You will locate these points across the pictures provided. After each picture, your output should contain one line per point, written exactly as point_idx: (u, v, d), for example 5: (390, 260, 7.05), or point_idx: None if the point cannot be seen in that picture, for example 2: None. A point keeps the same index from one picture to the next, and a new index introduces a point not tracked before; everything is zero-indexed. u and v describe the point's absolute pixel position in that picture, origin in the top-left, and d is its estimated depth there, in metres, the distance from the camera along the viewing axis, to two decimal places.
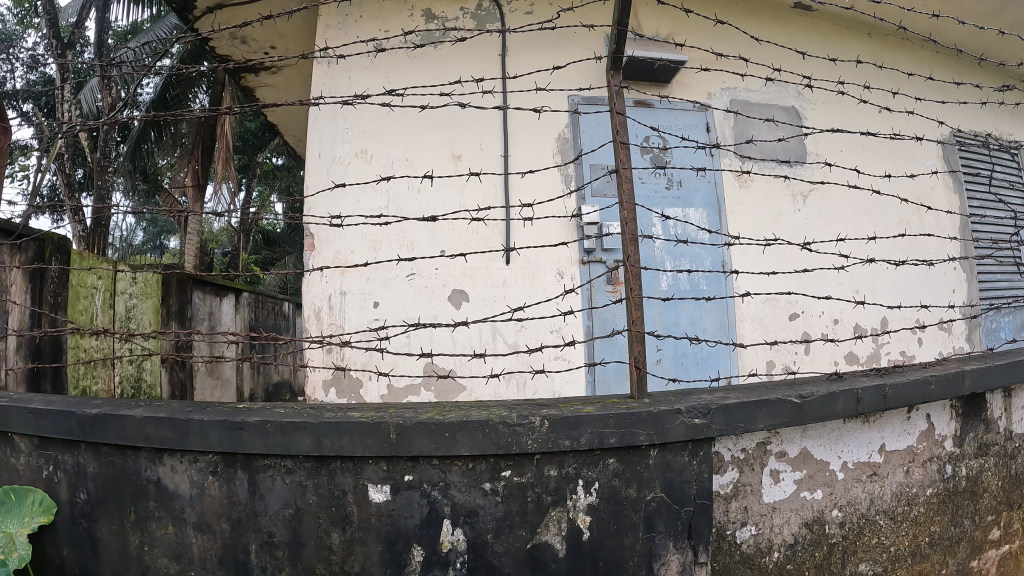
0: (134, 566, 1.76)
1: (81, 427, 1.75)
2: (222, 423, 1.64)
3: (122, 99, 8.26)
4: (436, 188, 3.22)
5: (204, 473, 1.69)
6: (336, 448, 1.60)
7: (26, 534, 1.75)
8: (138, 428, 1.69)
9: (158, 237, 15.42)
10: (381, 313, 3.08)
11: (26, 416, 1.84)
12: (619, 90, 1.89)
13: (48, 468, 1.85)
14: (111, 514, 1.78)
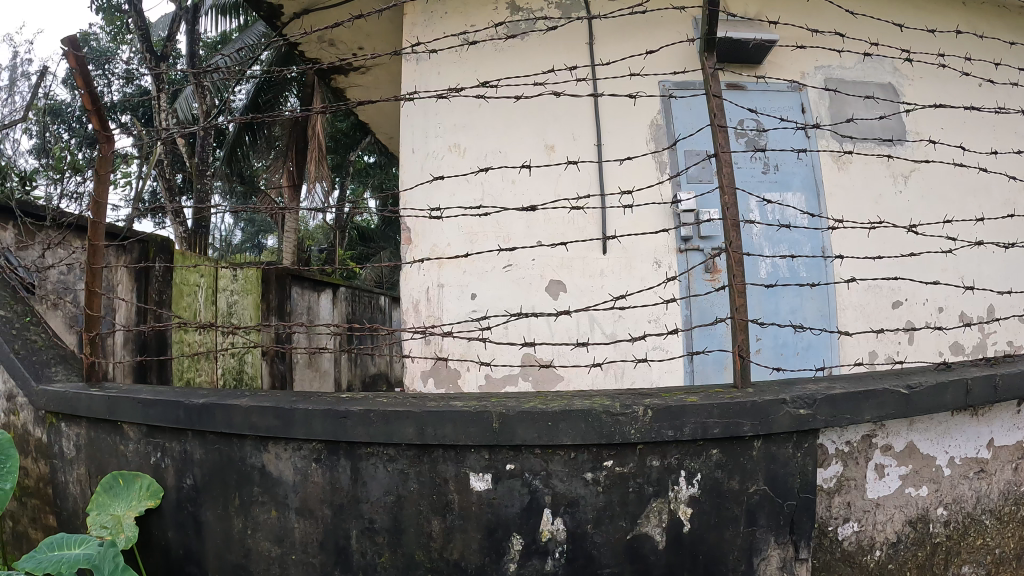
0: (238, 549, 1.80)
1: (189, 416, 1.80)
2: (326, 412, 1.66)
3: (217, 106, 8.52)
4: (531, 178, 3.21)
5: (308, 460, 1.71)
6: (439, 436, 1.60)
7: (134, 516, 1.84)
8: (245, 416, 1.73)
9: (256, 236, 15.82)
10: (480, 304, 3.09)
11: (136, 405, 1.90)
12: (715, 72, 1.86)
13: (155, 454, 1.91)
14: (216, 499, 1.82)
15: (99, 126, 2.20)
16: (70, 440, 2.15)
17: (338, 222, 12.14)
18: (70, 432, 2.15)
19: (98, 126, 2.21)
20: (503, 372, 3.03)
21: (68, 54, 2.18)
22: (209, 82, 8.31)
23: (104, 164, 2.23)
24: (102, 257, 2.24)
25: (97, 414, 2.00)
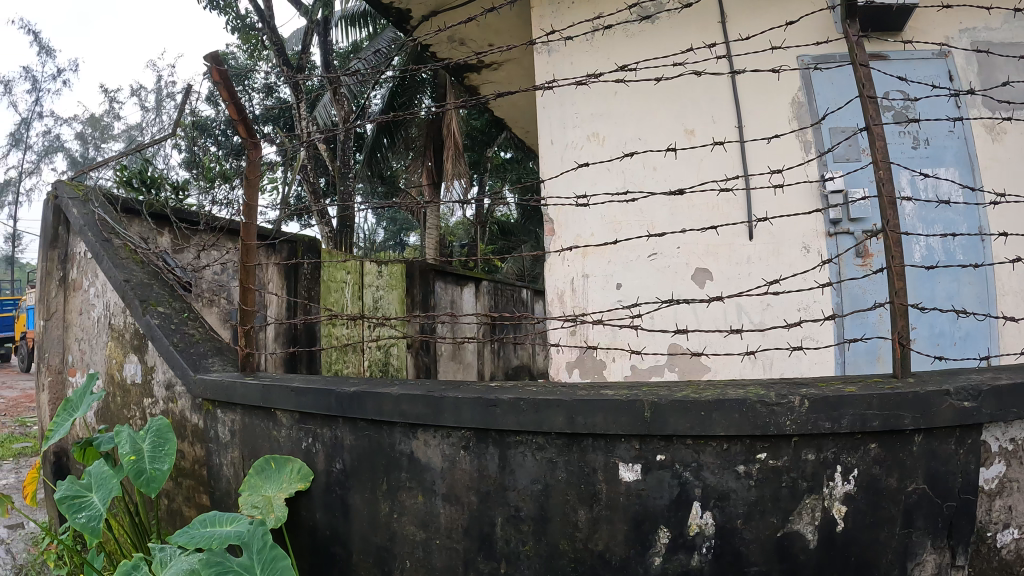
0: (383, 531, 1.82)
1: (340, 403, 1.84)
2: (476, 400, 1.66)
3: (354, 111, 8.76)
4: (672, 163, 3.14)
5: (456, 448, 1.71)
6: (590, 425, 1.58)
7: (284, 498, 1.89)
8: (394, 404, 1.75)
9: (399, 234, 16.18)
10: (625, 294, 3.05)
11: (289, 393, 1.95)
12: (858, 41, 1.82)
13: (305, 440, 1.96)
14: (363, 482, 1.84)
15: (247, 132, 2.33)
16: (227, 425, 2.23)
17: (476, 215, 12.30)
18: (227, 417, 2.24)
19: (246, 134, 2.33)
20: (649, 362, 2.97)
21: (211, 68, 2.38)
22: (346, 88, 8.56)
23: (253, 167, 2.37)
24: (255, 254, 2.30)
25: (252, 401, 2.07)
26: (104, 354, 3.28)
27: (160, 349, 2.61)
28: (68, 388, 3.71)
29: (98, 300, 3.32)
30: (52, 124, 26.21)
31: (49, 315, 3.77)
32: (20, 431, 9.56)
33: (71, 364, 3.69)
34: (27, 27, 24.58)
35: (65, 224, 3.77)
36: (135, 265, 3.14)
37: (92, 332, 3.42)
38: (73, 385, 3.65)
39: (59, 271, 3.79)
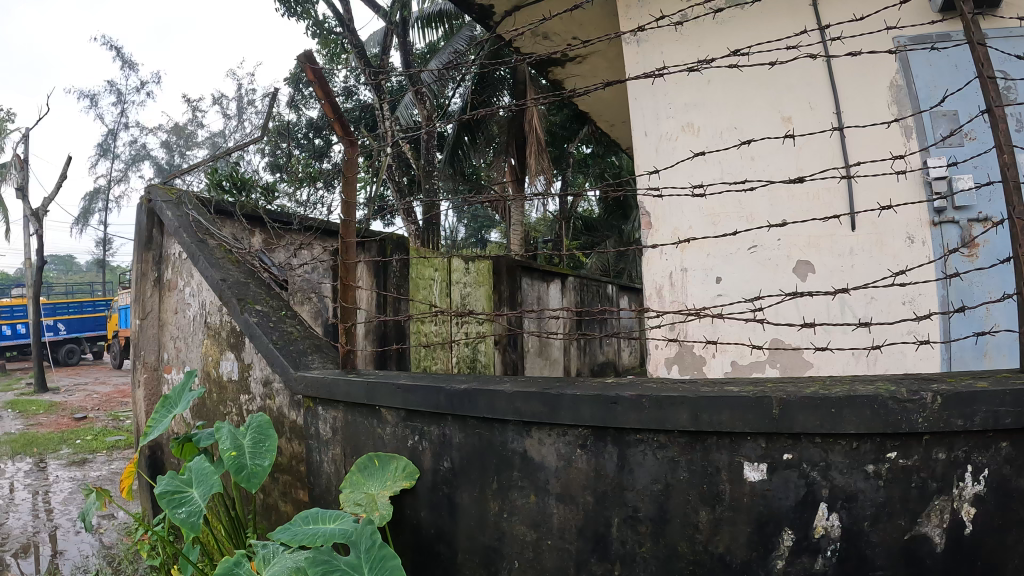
0: (493, 530, 1.80)
1: (450, 401, 1.84)
2: (595, 398, 1.63)
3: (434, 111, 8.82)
4: (769, 153, 3.07)
5: (572, 446, 1.68)
6: (715, 423, 1.53)
7: (389, 496, 1.88)
8: (509, 402, 1.74)
9: (480, 231, 16.22)
10: (724, 289, 2.99)
11: (396, 391, 1.96)
12: (974, 17, 1.72)
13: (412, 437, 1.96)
14: (472, 480, 1.83)
15: (344, 131, 2.36)
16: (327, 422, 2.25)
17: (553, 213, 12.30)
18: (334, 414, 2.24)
19: (343, 133, 2.35)
20: (749, 358, 2.92)
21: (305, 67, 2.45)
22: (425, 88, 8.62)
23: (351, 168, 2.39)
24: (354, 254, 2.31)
25: (356, 399, 2.08)
26: (200, 352, 3.34)
27: (259, 346, 2.64)
28: (165, 385, 3.78)
29: (193, 299, 3.39)
30: (139, 135, 27.07)
31: (144, 315, 3.85)
32: (115, 426, 9.88)
33: (167, 361, 3.77)
34: (111, 43, 25.43)
35: (159, 227, 3.86)
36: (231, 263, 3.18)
37: (187, 331, 3.48)
38: (170, 383, 3.73)
39: (154, 272, 3.88)
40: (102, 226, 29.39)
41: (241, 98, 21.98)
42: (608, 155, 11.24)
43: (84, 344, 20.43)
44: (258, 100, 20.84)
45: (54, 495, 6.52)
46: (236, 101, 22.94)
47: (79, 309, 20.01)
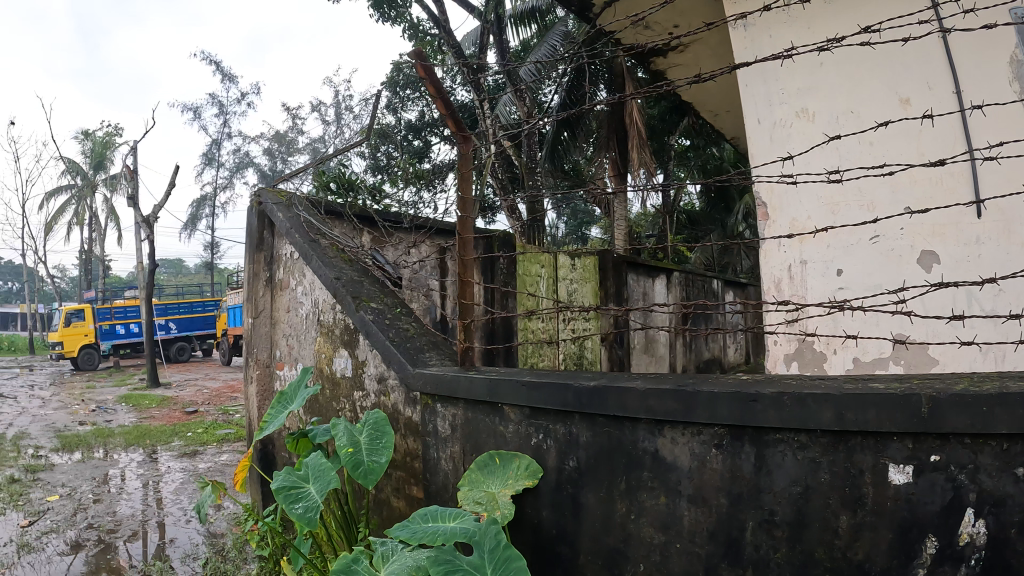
0: (619, 532, 1.88)
1: (577, 399, 1.94)
2: (733, 397, 1.66)
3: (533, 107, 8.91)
4: (887, 138, 3.01)
5: (707, 446, 1.72)
6: (860, 421, 1.51)
7: (509, 495, 2.04)
8: (641, 400, 1.81)
9: (581, 227, 16.18)
10: (845, 281, 3.03)
11: (521, 388, 2.10)
12: None
13: (536, 436, 2.09)
14: (598, 481, 1.93)
15: (456, 127, 2.59)
16: (446, 420, 2.42)
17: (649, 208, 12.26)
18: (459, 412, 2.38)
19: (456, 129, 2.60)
20: (873, 355, 2.91)
21: (416, 66, 2.79)
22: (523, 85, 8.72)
23: (466, 160, 2.60)
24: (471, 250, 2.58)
25: (477, 396, 2.25)
26: (313, 350, 3.47)
27: (379, 345, 2.78)
28: (277, 381, 3.90)
29: (305, 299, 3.51)
30: (240, 140, 27.96)
31: (256, 314, 3.97)
32: (223, 419, 10.23)
33: (280, 359, 3.87)
34: (209, 57, 26.35)
35: (269, 228, 3.99)
36: (345, 263, 3.39)
37: (299, 329, 3.61)
38: (282, 379, 3.84)
39: (266, 272, 3.99)
40: (210, 230, 30.51)
41: (338, 102, 22.52)
42: (709, 147, 11.09)
43: (194, 341, 21.82)
44: (355, 104, 21.35)
45: (166, 485, 6.79)
46: (334, 106, 23.53)
47: (190, 309, 21.42)
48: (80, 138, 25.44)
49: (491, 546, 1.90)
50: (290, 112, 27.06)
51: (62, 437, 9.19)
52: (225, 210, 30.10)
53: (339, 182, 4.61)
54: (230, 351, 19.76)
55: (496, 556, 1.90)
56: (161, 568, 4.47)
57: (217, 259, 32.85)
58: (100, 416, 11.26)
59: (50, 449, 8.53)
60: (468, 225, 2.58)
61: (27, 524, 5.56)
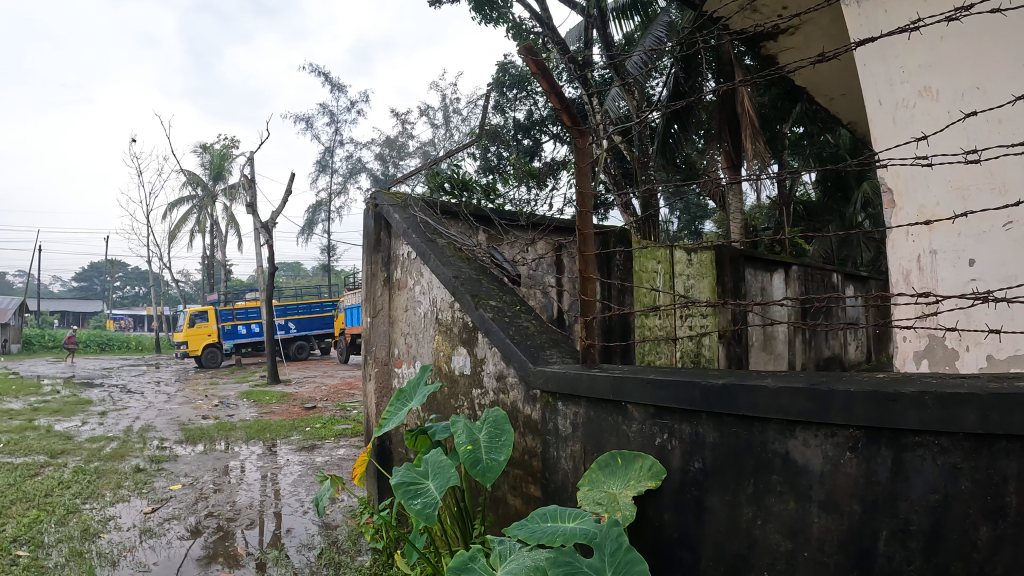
0: (744, 538, 1.92)
1: (704, 397, 2.00)
2: (870, 396, 1.63)
3: (643, 97, 8.89)
4: (1017, 115, 2.99)
5: (842, 449, 1.71)
6: (1007, 424, 1.43)
7: (629, 496, 2.16)
8: (773, 398, 1.82)
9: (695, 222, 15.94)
10: (978, 271, 2.98)
11: (645, 386, 2.19)
12: None
13: (661, 436, 2.18)
14: (725, 484, 1.97)
15: (572, 122, 2.80)
16: (567, 419, 2.58)
17: (766, 201, 12.03)
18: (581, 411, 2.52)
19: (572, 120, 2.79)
20: (1008, 353, 2.85)
21: (527, 61, 2.90)
22: (632, 76, 8.71)
23: (583, 156, 2.83)
24: (591, 246, 2.85)
25: (601, 394, 2.38)
26: (432, 347, 3.74)
27: (498, 340, 3.00)
28: (395, 378, 4.18)
29: (424, 297, 3.81)
30: (353, 146, 28.76)
31: (376, 313, 4.30)
32: (340, 415, 10.52)
33: (398, 356, 4.17)
34: (317, 69, 27.14)
35: (386, 230, 4.31)
36: (461, 260, 3.68)
37: (418, 327, 3.90)
38: (400, 376, 4.10)
39: (382, 272, 4.33)
40: (326, 233, 31.46)
41: (446, 105, 22.95)
42: (826, 136, 10.79)
43: (313, 339, 23.10)
44: (463, 107, 21.74)
45: (285, 477, 7.02)
46: (443, 110, 24.00)
47: (309, 311, 22.63)
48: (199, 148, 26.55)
49: (611, 550, 2.03)
50: (400, 118, 27.68)
51: (187, 430, 9.61)
52: (339, 214, 30.98)
53: (453, 182, 4.67)
54: (347, 350, 20.35)
55: (617, 559, 2.03)
56: (277, 556, 4.61)
57: (334, 262, 33.85)
58: (222, 410, 11.73)
59: (176, 441, 8.92)
60: (587, 223, 2.84)
61: (152, 511, 5.82)
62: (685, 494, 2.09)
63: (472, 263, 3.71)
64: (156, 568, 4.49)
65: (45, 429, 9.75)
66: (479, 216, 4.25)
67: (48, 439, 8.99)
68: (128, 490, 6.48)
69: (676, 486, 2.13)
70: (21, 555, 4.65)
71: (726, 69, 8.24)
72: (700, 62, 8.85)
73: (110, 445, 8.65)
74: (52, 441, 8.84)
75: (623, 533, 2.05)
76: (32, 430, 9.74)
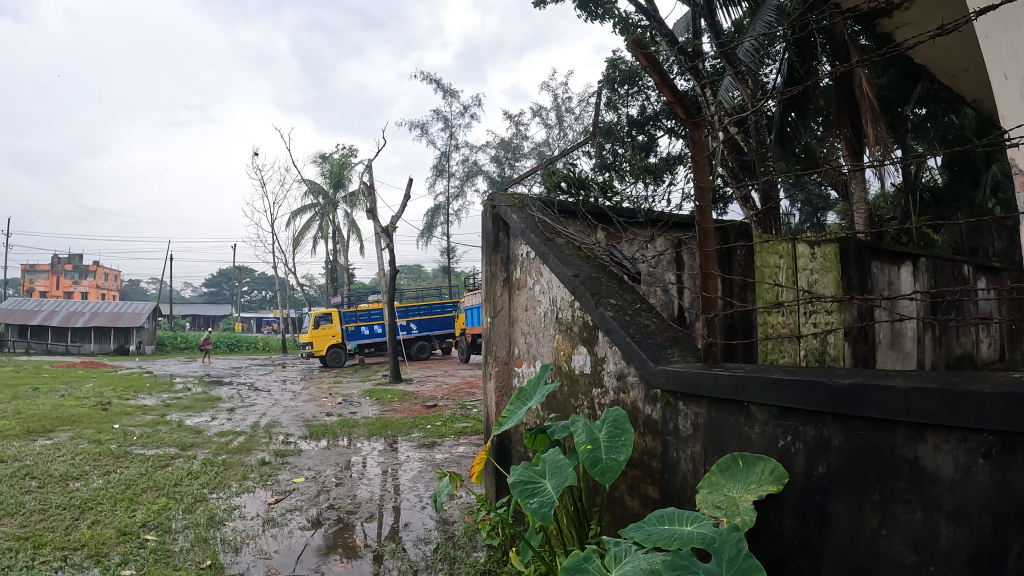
0: (868, 549, 2.01)
1: (831, 398, 2.10)
2: (1005, 398, 1.64)
3: (756, 88, 8.81)
4: None
5: (974, 455, 1.74)
6: None
7: (748, 500, 2.31)
8: (904, 400, 1.88)
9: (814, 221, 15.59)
10: None
11: (770, 385, 2.33)
12: None
13: (783, 439, 2.32)
14: (849, 493, 2.08)
15: (687, 115, 3.01)
16: (688, 419, 2.80)
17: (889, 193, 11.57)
18: (705, 414, 2.69)
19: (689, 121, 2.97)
20: None
21: (637, 53, 3.00)
22: (744, 66, 8.64)
23: (700, 149, 3.07)
24: (711, 240, 3.08)
25: (724, 395, 2.55)
26: (552, 346, 4.17)
27: (617, 338, 3.33)
28: (516, 376, 4.68)
29: (543, 296, 4.30)
30: (467, 149, 29.25)
31: (496, 313, 4.85)
32: (459, 414, 10.73)
33: (518, 357, 4.66)
34: (428, 76, 27.65)
35: (504, 232, 4.88)
36: (582, 259, 4.07)
37: (538, 326, 4.37)
38: (520, 373, 4.62)
39: (503, 272, 4.87)
40: (443, 236, 32.07)
41: (557, 104, 23.12)
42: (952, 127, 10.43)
43: (433, 340, 23.76)
44: (573, 106, 21.89)
45: (404, 472, 7.23)
46: (554, 110, 24.18)
47: (430, 313, 23.48)
48: (317, 158, 27.46)
49: (729, 555, 2.15)
50: (512, 119, 27.99)
51: (310, 426, 9.96)
52: (455, 216, 31.56)
53: (570, 181, 4.71)
54: (466, 350, 20.73)
55: (735, 563, 2.14)
56: (393, 548, 4.78)
57: (453, 264, 34.48)
58: (343, 408, 12.11)
59: (300, 436, 9.28)
60: (706, 217, 3.07)
61: (275, 502, 6.09)
62: (808, 500, 2.23)
63: (591, 260, 4.12)
64: (278, 556, 4.71)
65: (176, 424, 10.25)
66: (596, 213, 4.53)
67: (178, 433, 9.46)
68: (253, 482, 6.79)
69: (799, 493, 2.26)
70: (150, 539, 4.94)
71: (841, 49, 8.06)
72: (813, 46, 8.73)
73: (237, 439, 9.05)
74: (182, 435, 9.30)
75: (741, 538, 2.17)
76: (164, 424, 10.25)
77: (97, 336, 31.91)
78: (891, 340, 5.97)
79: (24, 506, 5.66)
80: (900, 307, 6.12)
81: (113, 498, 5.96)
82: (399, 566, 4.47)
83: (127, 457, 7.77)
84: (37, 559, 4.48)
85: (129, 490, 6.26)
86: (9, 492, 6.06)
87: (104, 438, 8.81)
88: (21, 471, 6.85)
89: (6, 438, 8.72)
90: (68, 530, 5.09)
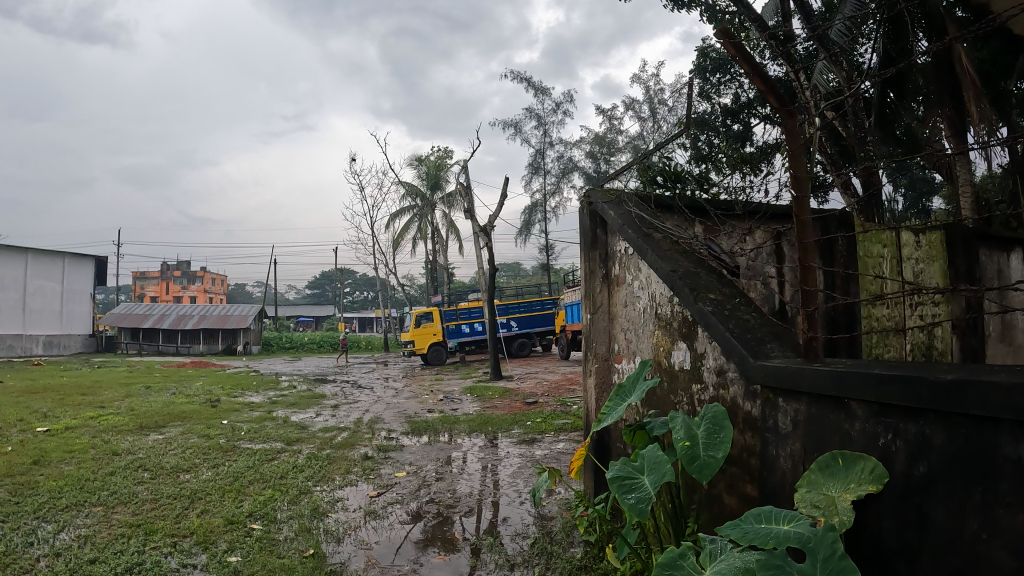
0: (969, 552, 1.96)
1: (931, 394, 2.05)
2: None
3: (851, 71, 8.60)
4: None
5: None
6: None
7: (846, 502, 2.27)
8: (1005, 397, 1.83)
9: None
10: None
11: (869, 380, 2.28)
12: None
13: (884, 437, 2.26)
14: (950, 496, 2.03)
15: (780, 104, 2.96)
16: (787, 416, 2.75)
17: None
18: (805, 410, 2.64)
19: (780, 104, 2.94)
20: None
21: (726, 44, 2.96)
22: (838, 48, 8.43)
23: (795, 137, 3.02)
24: (809, 231, 3.02)
25: (823, 390, 2.51)
26: (651, 341, 4.16)
27: (717, 334, 3.30)
28: (615, 372, 4.69)
29: (643, 292, 4.28)
30: (562, 147, 29.25)
31: (596, 310, 4.87)
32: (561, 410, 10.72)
33: (617, 353, 4.67)
34: (520, 76, 27.78)
35: (601, 228, 4.89)
36: (679, 254, 4.07)
37: (637, 321, 4.37)
38: (620, 369, 4.61)
39: (601, 268, 4.90)
40: (543, 234, 32.11)
41: (650, 98, 22.95)
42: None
43: (534, 338, 23.89)
44: (667, 100, 21.68)
45: (504, 469, 7.28)
46: (648, 106, 23.98)
47: (529, 309, 23.58)
48: (415, 160, 27.89)
49: (823, 556, 2.12)
50: (606, 113, 27.88)
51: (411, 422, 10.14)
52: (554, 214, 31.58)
53: (665, 174, 4.66)
54: (567, 346, 20.71)
55: (830, 564, 2.11)
56: (490, 543, 4.83)
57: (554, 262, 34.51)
58: (446, 405, 12.29)
59: (402, 433, 9.44)
60: (804, 207, 3.02)
61: (377, 495, 6.21)
62: (908, 500, 2.18)
63: (689, 256, 4.11)
64: (378, 547, 4.82)
65: (281, 420, 10.55)
66: (693, 207, 4.55)
67: (284, 428, 9.74)
68: (356, 475, 6.96)
69: (899, 492, 2.21)
70: (254, 528, 5.11)
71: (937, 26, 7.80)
72: (907, 23, 8.46)
73: (340, 435, 9.27)
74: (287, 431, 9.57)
75: (837, 539, 2.13)
76: (271, 421, 10.58)
77: (208, 338, 33.13)
78: (1002, 332, 5.77)
79: (137, 496, 5.94)
80: (1010, 297, 5.88)
81: (221, 489, 6.19)
82: (495, 560, 4.52)
83: (235, 451, 8.03)
84: (148, 545, 4.70)
85: (235, 482, 6.48)
86: (123, 483, 6.34)
87: (213, 433, 9.15)
88: (135, 463, 7.18)
89: (122, 433, 9.13)
90: (177, 518, 5.32)
